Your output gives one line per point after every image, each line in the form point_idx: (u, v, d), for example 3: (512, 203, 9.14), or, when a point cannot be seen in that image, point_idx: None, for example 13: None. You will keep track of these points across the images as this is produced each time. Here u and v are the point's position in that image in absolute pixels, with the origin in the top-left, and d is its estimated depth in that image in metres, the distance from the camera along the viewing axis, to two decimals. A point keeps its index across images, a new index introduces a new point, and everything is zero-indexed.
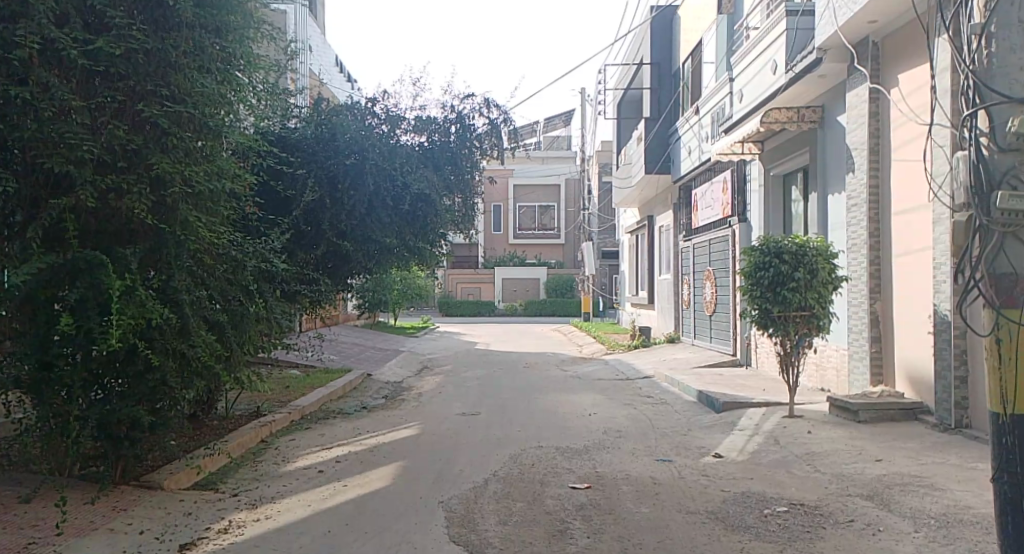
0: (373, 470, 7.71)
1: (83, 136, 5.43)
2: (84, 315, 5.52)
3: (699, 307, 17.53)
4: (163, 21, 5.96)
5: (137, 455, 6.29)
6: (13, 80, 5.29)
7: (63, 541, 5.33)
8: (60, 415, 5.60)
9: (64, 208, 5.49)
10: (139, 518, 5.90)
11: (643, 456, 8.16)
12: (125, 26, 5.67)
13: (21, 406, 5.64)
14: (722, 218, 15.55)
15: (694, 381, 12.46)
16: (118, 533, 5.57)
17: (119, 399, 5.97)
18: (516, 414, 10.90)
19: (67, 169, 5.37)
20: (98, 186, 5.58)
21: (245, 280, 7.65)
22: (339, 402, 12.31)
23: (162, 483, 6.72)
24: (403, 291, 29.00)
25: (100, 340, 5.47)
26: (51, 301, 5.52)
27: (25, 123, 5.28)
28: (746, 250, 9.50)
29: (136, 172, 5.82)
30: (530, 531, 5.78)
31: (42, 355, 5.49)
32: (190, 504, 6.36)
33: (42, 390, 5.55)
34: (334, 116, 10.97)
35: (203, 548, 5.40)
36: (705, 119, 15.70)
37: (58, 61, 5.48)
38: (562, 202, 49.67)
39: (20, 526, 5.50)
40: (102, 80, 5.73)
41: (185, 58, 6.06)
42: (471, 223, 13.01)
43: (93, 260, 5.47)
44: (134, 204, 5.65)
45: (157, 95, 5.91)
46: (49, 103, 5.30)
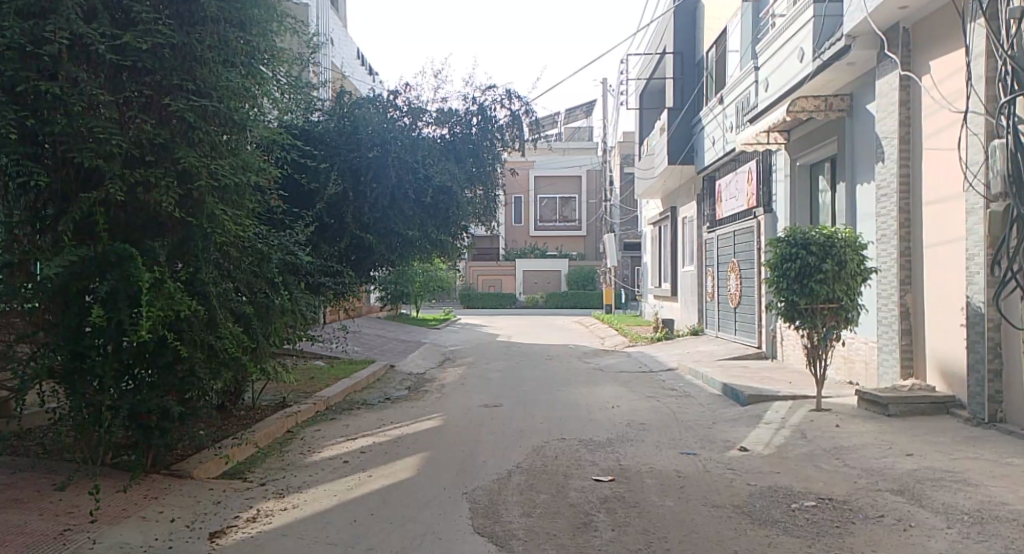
0: (397, 460, 7.74)
1: (110, 130, 5.46)
2: (115, 307, 5.55)
3: (722, 299, 17.35)
4: (188, 15, 6.00)
5: (167, 445, 6.35)
6: (42, 76, 5.36)
7: (97, 528, 5.39)
8: (93, 405, 5.73)
9: (93, 202, 5.54)
10: (171, 506, 5.95)
11: (667, 449, 8.11)
12: (152, 21, 5.71)
13: (56, 396, 5.77)
14: (747, 208, 15.36)
15: (718, 374, 12.35)
16: (149, 521, 5.62)
17: (149, 389, 6.00)
18: (538, 406, 10.86)
19: (96, 163, 5.42)
20: (125, 180, 5.60)
21: (270, 273, 7.71)
22: (364, 393, 12.38)
23: (191, 473, 6.78)
24: (426, 283, 29.02)
25: (130, 332, 5.52)
26: (83, 293, 5.59)
27: (55, 117, 5.34)
28: (771, 241, 9.36)
29: (163, 166, 5.84)
30: (554, 524, 5.75)
31: (73, 346, 5.60)
32: (219, 493, 6.41)
33: (74, 381, 5.66)
34: (356, 109, 11.04)
35: (232, 537, 5.44)
36: (728, 109, 15.55)
37: (88, 56, 5.56)
38: (584, 193, 49.42)
39: (54, 512, 5.58)
40: (130, 75, 5.80)
41: (211, 52, 6.08)
42: (493, 214, 12.94)
43: (123, 252, 5.52)
44: (161, 197, 5.68)
45: (182, 89, 5.94)
46: (78, 97, 5.34)
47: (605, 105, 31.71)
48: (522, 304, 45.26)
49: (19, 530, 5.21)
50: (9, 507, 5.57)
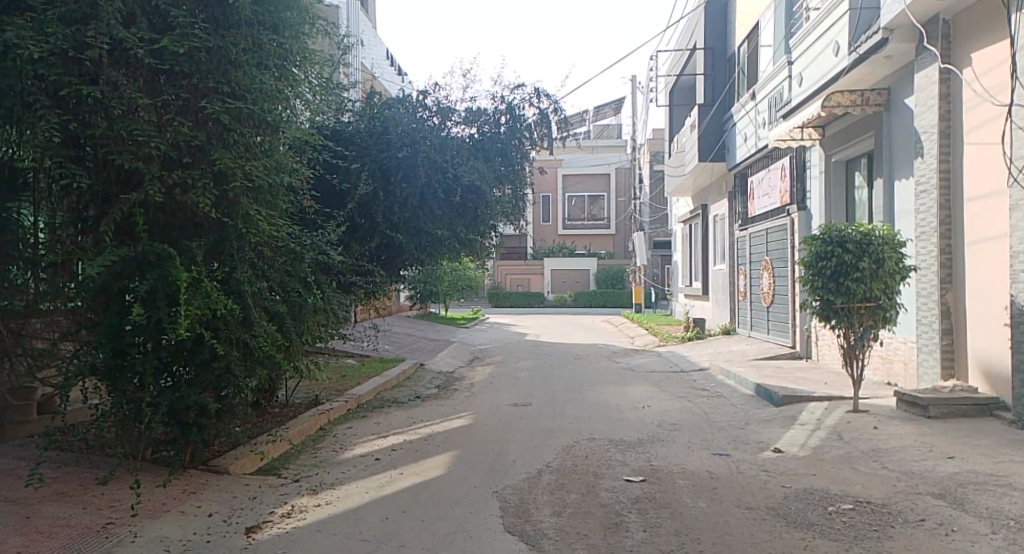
0: (427, 458, 7.72)
1: (150, 133, 5.59)
2: (154, 307, 5.59)
3: (755, 298, 17.12)
4: (223, 19, 6.01)
5: (204, 440, 6.43)
6: (84, 79, 5.47)
7: (138, 522, 5.47)
8: (134, 401, 5.80)
9: (133, 203, 5.67)
10: (208, 501, 6.01)
11: (699, 450, 8.00)
12: (189, 25, 5.75)
13: (98, 392, 5.87)
14: (780, 206, 15.12)
15: (751, 373, 12.18)
16: (188, 515, 5.69)
17: (186, 387, 6.04)
18: (568, 406, 10.79)
19: (136, 165, 5.56)
20: (164, 182, 5.71)
21: (302, 272, 7.72)
22: (394, 391, 12.41)
23: (227, 468, 6.82)
24: (454, 282, 29.07)
25: (168, 330, 5.54)
26: (123, 292, 5.68)
27: (97, 120, 5.48)
28: (805, 239, 9.19)
29: (199, 167, 5.93)
30: (584, 524, 5.69)
31: (114, 344, 5.65)
32: (255, 488, 6.46)
33: (115, 377, 5.73)
34: (386, 110, 11.10)
35: (268, 532, 5.48)
36: (761, 105, 15.32)
37: (126, 60, 5.65)
38: (612, 192, 49.16)
39: (97, 506, 5.67)
40: (166, 78, 5.87)
41: (245, 55, 6.10)
42: (521, 213, 12.89)
43: (162, 252, 5.61)
44: (198, 198, 5.78)
45: (218, 92, 5.98)
46: (118, 101, 5.49)
47: (635, 102, 31.49)
48: (551, 303, 45.16)
49: (63, 523, 5.31)
50: (53, 502, 5.67)
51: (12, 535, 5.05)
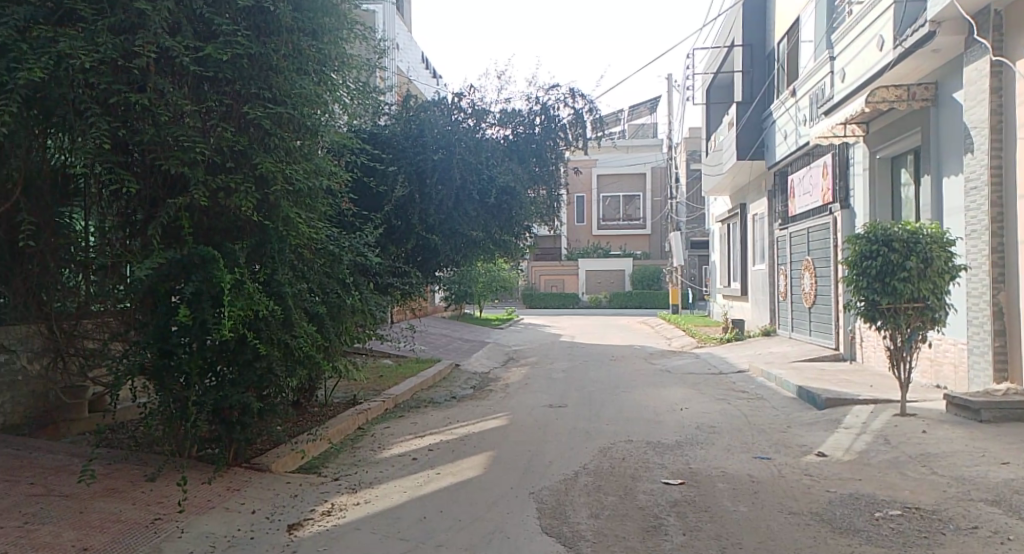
0: (465, 459, 7.69)
1: (194, 139, 5.68)
2: (199, 307, 5.69)
3: (796, 298, 16.81)
4: (265, 26, 6.08)
5: (247, 439, 6.46)
6: (132, 87, 5.63)
7: (185, 518, 5.55)
8: (180, 400, 5.89)
9: (179, 207, 5.75)
10: (252, 498, 6.06)
11: (740, 453, 7.84)
12: (232, 32, 5.83)
13: (146, 391, 6.01)
14: (822, 204, 14.83)
15: (792, 376, 11.94)
16: (232, 512, 5.75)
17: (230, 386, 6.08)
18: (604, 407, 10.68)
19: (181, 170, 5.63)
20: (208, 186, 5.80)
21: (341, 273, 7.76)
22: (430, 391, 12.42)
23: (270, 466, 6.85)
24: (489, 284, 29.07)
25: (213, 330, 5.66)
26: (170, 295, 5.76)
27: (144, 126, 5.61)
28: (849, 238, 8.99)
29: (242, 171, 5.99)
30: (623, 527, 5.60)
31: (161, 345, 5.76)
32: (296, 486, 6.49)
33: (163, 377, 5.81)
34: (422, 112, 11.13)
35: (310, 529, 5.51)
36: (802, 102, 15.05)
37: (172, 68, 5.77)
38: (648, 191, 48.77)
39: (146, 502, 5.76)
40: (211, 85, 5.95)
41: (285, 60, 6.18)
42: (555, 214, 12.82)
43: (207, 255, 5.64)
44: (241, 201, 5.81)
45: (260, 98, 6.07)
46: (164, 108, 5.59)
47: (671, 101, 31.20)
48: (585, 304, 44.94)
49: (113, 518, 5.43)
50: (104, 497, 5.78)
51: (66, 529, 5.18)
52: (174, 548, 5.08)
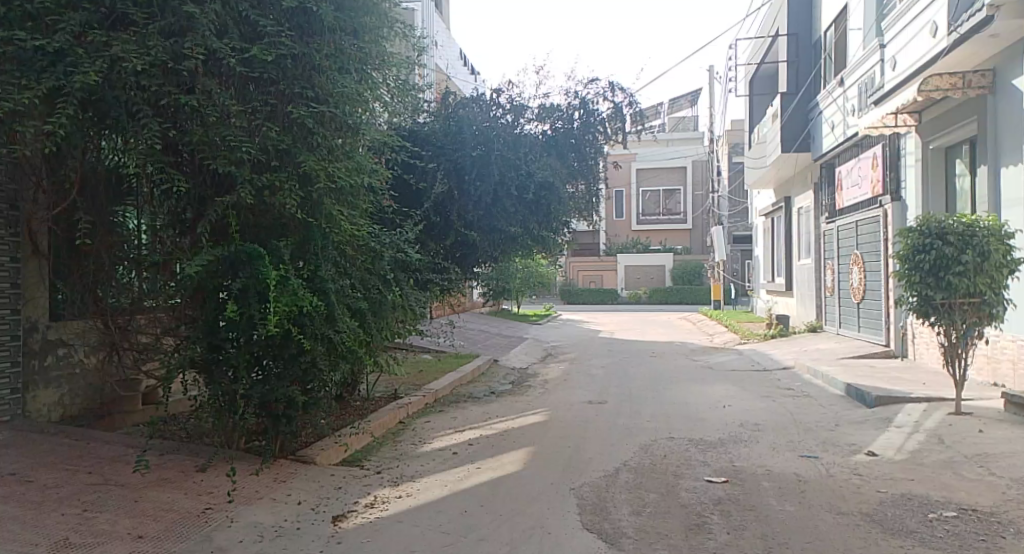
0: (505, 453, 7.65)
1: (241, 138, 5.73)
2: (246, 303, 5.81)
3: (844, 294, 16.43)
4: (308, 27, 6.18)
5: (293, 432, 6.51)
6: (181, 89, 5.65)
7: (235, 508, 5.60)
8: (229, 393, 5.98)
9: (227, 206, 5.89)
10: (298, 490, 6.10)
11: (785, 451, 7.66)
12: (276, 34, 5.93)
13: (197, 384, 6.15)
14: (871, 197, 14.45)
15: (840, 373, 11.65)
16: (279, 502, 5.79)
17: (276, 380, 6.11)
18: (645, 404, 10.55)
19: (228, 169, 5.69)
20: (254, 185, 5.84)
21: (381, 270, 7.72)
22: (469, 386, 12.42)
23: (315, 459, 6.90)
24: (527, 280, 29.02)
25: (260, 325, 5.74)
26: (218, 290, 5.90)
27: (193, 128, 5.67)
28: (900, 232, 8.73)
29: (285, 171, 6.07)
30: (666, 525, 5.49)
31: (211, 339, 5.89)
32: (340, 478, 6.51)
33: (212, 370, 5.96)
34: (460, 109, 11.24)
35: (354, 521, 5.52)
36: (850, 92, 14.67)
37: (219, 70, 5.83)
38: (688, 186, 48.21)
39: (197, 492, 5.82)
40: (256, 86, 6.03)
41: (327, 61, 6.23)
42: (594, 208, 12.64)
43: (253, 252, 5.80)
44: (286, 200, 5.91)
45: (303, 97, 6.12)
46: (212, 108, 5.63)
47: (713, 93, 30.75)
48: (625, 300, 44.62)
49: (167, 507, 5.50)
50: (157, 486, 5.86)
51: (122, 518, 5.27)
52: (225, 538, 5.13)
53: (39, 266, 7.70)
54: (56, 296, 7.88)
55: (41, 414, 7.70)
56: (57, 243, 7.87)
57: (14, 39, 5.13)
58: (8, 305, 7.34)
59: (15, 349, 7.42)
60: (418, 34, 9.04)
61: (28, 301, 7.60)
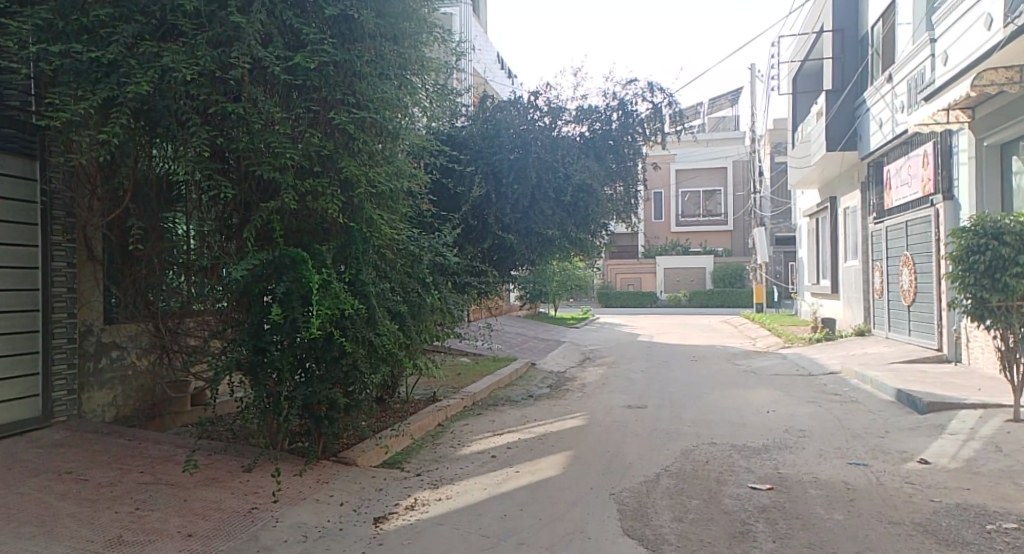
0: (544, 458, 7.55)
1: (285, 144, 5.76)
2: (290, 306, 5.82)
3: (893, 296, 15.99)
4: (348, 33, 6.21)
5: (335, 433, 6.51)
6: (227, 97, 5.77)
7: (279, 508, 5.60)
8: (273, 395, 6.02)
9: (271, 211, 5.91)
10: (340, 491, 6.08)
11: (833, 458, 7.43)
12: (318, 41, 5.95)
13: (243, 386, 6.19)
14: (921, 196, 14.04)
15: (890, 378, 11.32)
16: (322, 503, 5.78)
17: (318, 382, 6.11)
18: (687, 408, 10.36)
19: (273, 175, 5.74)
20: (297, 190, 5.89)
21: (421, 274, 7.63)
22: (507, 390, 12.33)
23: (356, 460, 6.89)
24: (565, 283, 28.88)
25: (303, 329, 5.75)
26: (262, 294, 5.93)
27: (240, 135, 5.75)
28: (952, 232, 8.47)
29: (328, 176, 6.06)
30: (708, 531, 5.34)
31: (255, 342, 5.92)
32: (381, 480, 6.48)
33: (257, 372, 5.98)
34: (498, 113, 11.17)
35: (395, 523, 5.48)
36: (899, 88, 14.29)
37: (265, 79, 5.86)
38: (729, 187, 47.57)
39: (243, 492, 5.84)
40: (299, 93, 6.02)
41: (368, 66, 6.22)
42: (633, 210, 12.46)
43: (295, 256, 5.83)
44: (328, 205, 5.92)
45: (345, 104, 6.13)
46: (258, 116, 5.70)
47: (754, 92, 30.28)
48: (664, 303, 44.16)
49: (214, 507, 5.53)
50: (206, 486, 5.90)
51: (172, 516, 5.31)
52: (271, 537, 5.12)
53: (95, 270, 7.91)
54: (109, 299, 8.01)
55: (95, 414, 7.85)
56: (111, 248, 7.86)
57: (72, 52, 5.44)
58: (64, 308, 7.59)
59: (70, 350, 7.64)
60: (457, 38, 9.00)
61: (82, 306, 7.80)
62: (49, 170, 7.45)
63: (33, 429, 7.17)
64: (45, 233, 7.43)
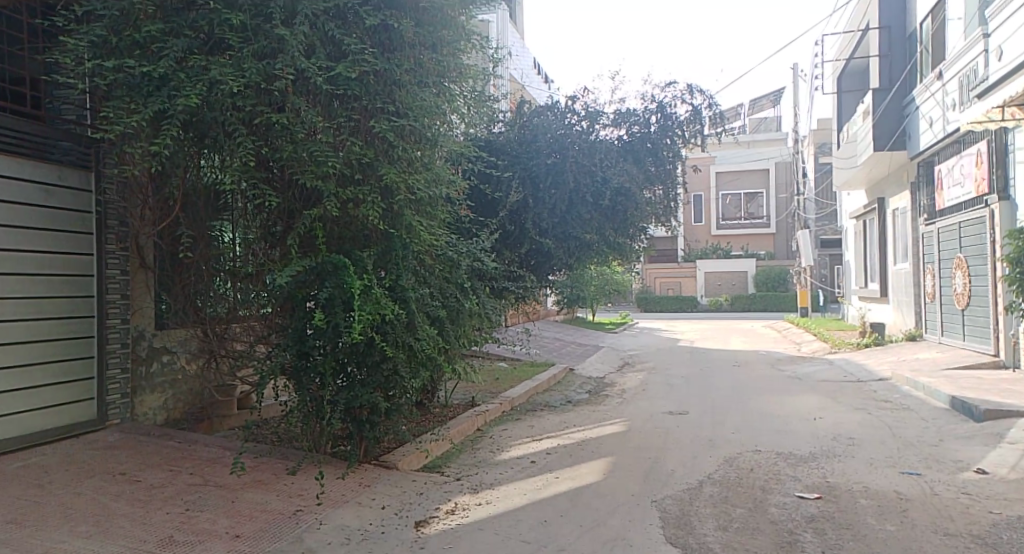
0: (584, 464, 7.43)
1: (328, 152, 5.77)
2: (333, 311, 5.82)
3: (946, 300, 15.53)
4: (388, 43, 6.24)
5: (376, 438, 6.48)
6: (272, 108, 5.78)
7: (323, 511, 5.59)
8: (316, 399, 6.03)
9: (314, 218, 5.94)
10: (382, 494, 6.06)
11: (884, 467, 7.19)
12: (359, 51, 5.95)
13: (287, 390, 6.21)
14: (976, 196, 13.62)
15: (944, 385, 10.96)
16: (365, 506, 5.76)
17: (360, 387, 6.08)
18: (731, 415, 10.15)
19: (315, 184, 5.75)
20: (339, 198, 5.91)
21: (460, 279, 7.58)
22: (544, 395, 12.23)
23: (397, 464, 6.86)
24: (603, 287, 28.68)
25: (345, 334, 5.75)
26: (306, 300, 5.95)
27: (284, 145, 5.74)
28: (1010, 233, 8.17)
29: (368, 184, 6.07)
30: (755, 541, 5.20)
31: (299, 347, 5.93)
32: (422, 484, 6.44)
33: (301, 377, 5.99)
34: (536, 118, 11.13)
35: (436, 527, 5.44)
36: (950, 86, 13.90)
37: (307, 88, 5.90)
38: (771, 189, 46.86)
39: (288, 494, 5.86)
40: (340, 102, 6.00)
41: (407, 75, 6.26)
42: (672, 214, 12.29)
43: (338, 263, 5.83)
44: (368, 212, 5.93)
45: (384, 112, 6.13)
46: (302, 125, 5.74)
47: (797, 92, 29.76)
48: (705, 308, 43.62)
49: (261, 508, 5.55)
50: (252, 487, 5.93)
51: (220, 517, 5.33)
52: (315, 539, 5.11)
53: (146, 277, 7.98)
54: (160, 305, 8.09)
55: (147, 416, 7.97)
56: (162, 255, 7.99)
57: (125, 67, 5.61)
58: (119, 314, 7.67)
59: (123, 355, 7.72)
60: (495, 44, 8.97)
61: (135, 311, 7.91)
62: (103, 180, 7.55)
63: (89, 430, 7.31)
64: (100, 243, 7.54)
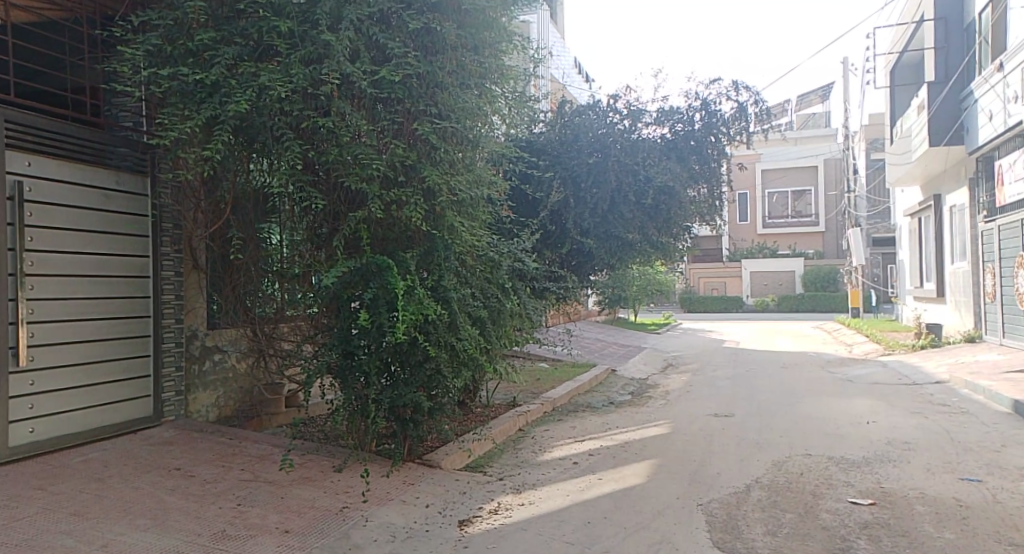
0: (628, 466, 7.30)
1: (372, 155, 5.74)
2: (377, 311, 5.81)
3: (1008, 300, 14.97)
4: (431, 45, 6.20)
5: (420, 437, 6.47)
6: (318, 112, 5.81)
7: (369, 508, 5.57)
8: (361, 398, 6.04)
9: (359, 219, 5.96)
10: (425, 493, 6.03)
11: (942, 473, 6.92)
12: (402, 55, 5.94)
13: (333, 389, 6.23)
14: None
15: (1006, 388, 10.53)
16: (409, 505, 5.72)
17: (404, 385, 6.09)
18: (780, 418, 9.90)
19: (360, 186, 5.76)
20: (383, 200, 5.92)
21: (500, 279, 7.51)
22: (586, 396, 12.10)
23: (440, 463, 6.82)
24: (646, 288, 28.37)
25: (389, 333, 5.74)
26: (350, 301, 5.94)
27: (330, 148, 5.74)
28: None
29: (411, 186, 6.07)
30: (805, 547, 5.02)
31: (344, 346, 5.93)
32: (465, 484, 6.39)
33: (347, 376, 6.02)
34: (578, 117, 11.05)
35: (479, 526, 5.38)
36: (1012, 77, 13.38)
37: (351, 92, 5.85)
38: (819, 186, 45.89)
39: (335, 491, 5.86)
40: (384, 105, 6.02)
41: (449, 77, 6.25)
42: (717, 213, 12.04)
43: (382, 263, 5.80)
44: (411, 212, 5.92)
45: (427, 114, 6.13)
46: (347, 130, 5.71)
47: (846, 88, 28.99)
48: (750, 308, 42.91)
49: (309, 504, 5.55)
50: (300, 483, 5.96)
51: (270, 512, 5.36)
52: (361, 536, 5.10)
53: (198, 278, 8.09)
54: (212, 306, 8.22)
55: (200, 413, 8.06)
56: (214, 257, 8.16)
57: (179, 75, 5.65)
58: (173, 314, 7.81)
59: (177, 354, 7.86)
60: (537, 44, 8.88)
61: (187, 312, 8.01)
62: (158, 186, 7.70)
63: (145, 427, 7.45)
64: (156, 245, 7.67)
